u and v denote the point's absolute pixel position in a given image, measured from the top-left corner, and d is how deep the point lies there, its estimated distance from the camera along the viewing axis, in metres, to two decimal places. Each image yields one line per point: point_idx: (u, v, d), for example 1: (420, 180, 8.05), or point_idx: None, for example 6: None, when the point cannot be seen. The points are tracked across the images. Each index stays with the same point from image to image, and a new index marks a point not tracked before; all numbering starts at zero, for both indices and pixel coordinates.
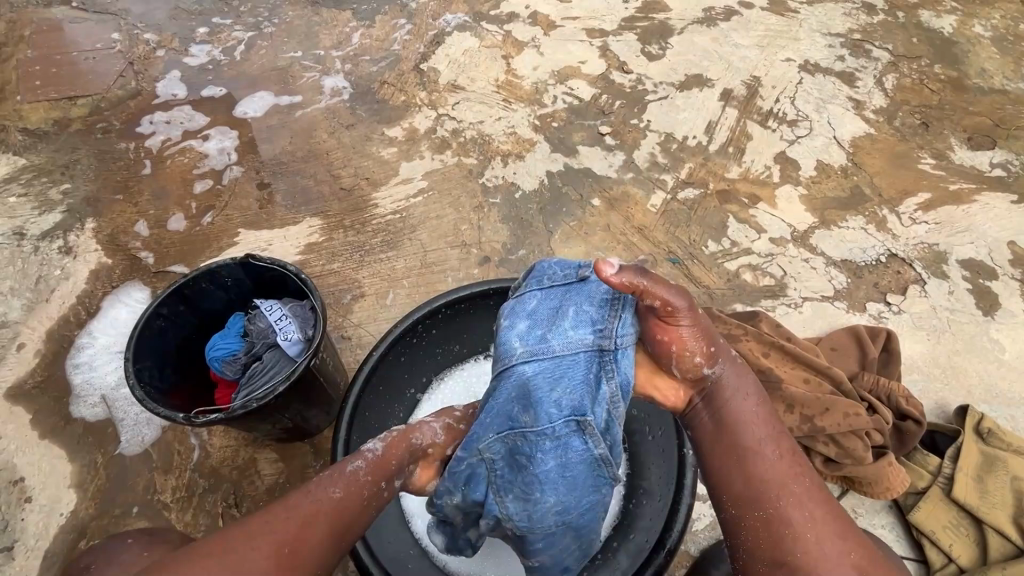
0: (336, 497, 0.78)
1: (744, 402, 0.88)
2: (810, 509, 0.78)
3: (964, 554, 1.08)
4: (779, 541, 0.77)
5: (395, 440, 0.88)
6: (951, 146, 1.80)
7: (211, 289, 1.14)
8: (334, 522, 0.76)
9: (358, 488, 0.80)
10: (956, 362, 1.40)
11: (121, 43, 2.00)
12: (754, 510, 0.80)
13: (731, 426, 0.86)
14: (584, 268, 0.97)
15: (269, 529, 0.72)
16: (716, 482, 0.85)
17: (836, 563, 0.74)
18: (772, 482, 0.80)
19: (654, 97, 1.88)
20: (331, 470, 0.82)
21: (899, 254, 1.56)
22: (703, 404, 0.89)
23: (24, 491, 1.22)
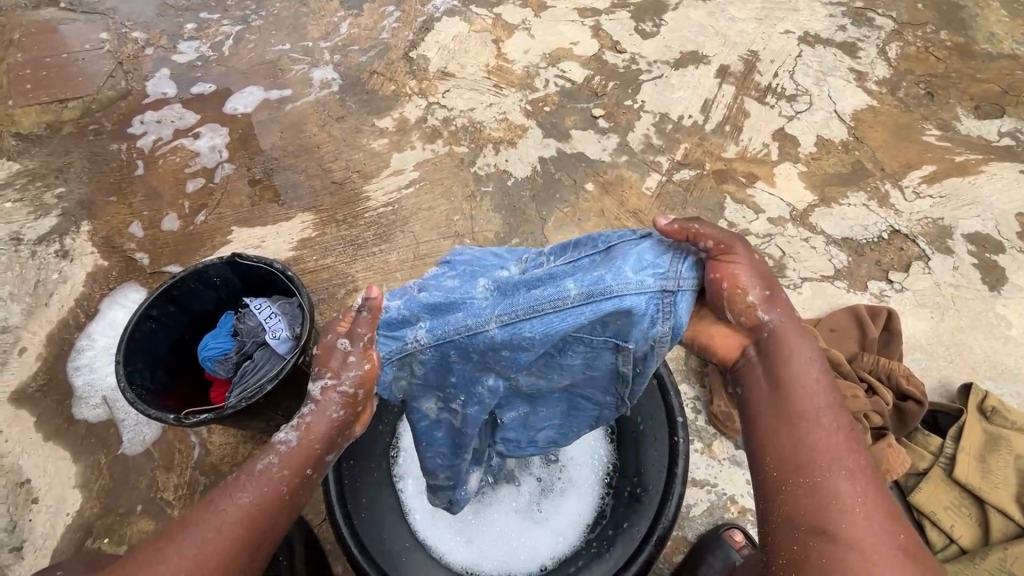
0: (244, 504, 0.71)
1: (805, 362, 0.74)
2: (861, 490, 0.67)
3: (965, 534, 1.07)
4: (823, 515, 0.66)
5: (311, 421, 0.77)
6: (957, 115, 1.74)
7: (200, 289, 1.15)
8: (250, 531, 0.70)
9: (274, 490, 0.73)
10: (961, 339, 1.37)
11: (110, 43, 1.99)
12: (800, 478, 0.68)
13: (785, 388, 0.73)
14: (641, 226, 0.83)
15: (181, 550, 0.66)
16: (753, 447, 0.73)
17: (884, 546, 0.63)
18: (823, 452, 0.69)
19: (648, 76, 1.83)
20: (237, 474, 0.73)
21: (903, 230, 1.52)
22: (758, 357, 0.76)
23: (31, 492, 1.24)
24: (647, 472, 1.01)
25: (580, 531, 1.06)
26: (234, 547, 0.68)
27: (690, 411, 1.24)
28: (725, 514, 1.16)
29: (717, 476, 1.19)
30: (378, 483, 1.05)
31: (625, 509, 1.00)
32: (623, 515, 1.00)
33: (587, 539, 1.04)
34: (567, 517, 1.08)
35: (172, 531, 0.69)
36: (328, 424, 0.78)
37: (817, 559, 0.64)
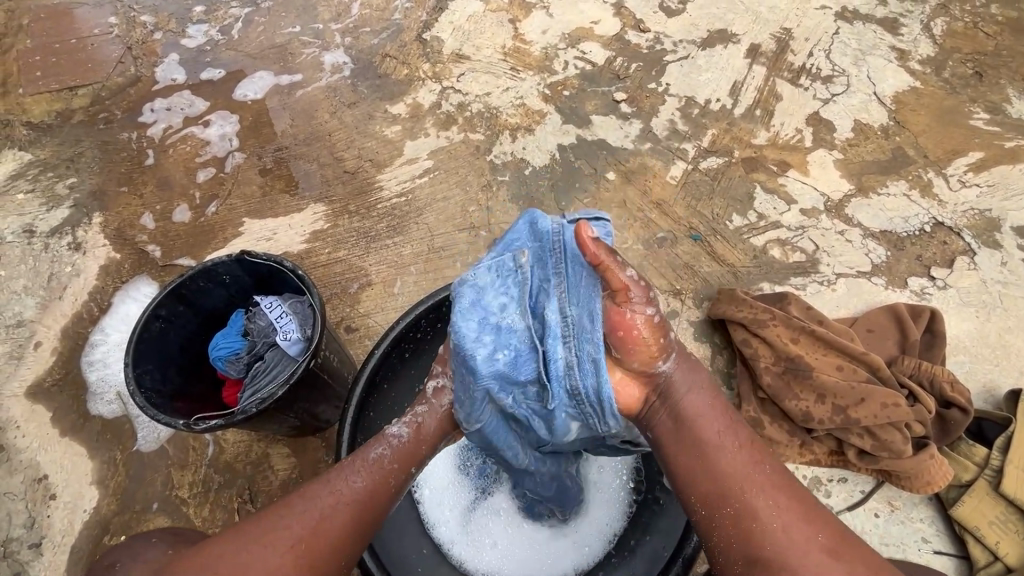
0: (358, 489, 0.72)
1: (698, 395, 0.72)
2: (731, 463, 0.68)
3: (1011, 552, 1.00)
4: (723, 492, 0.67)
5: (421, 417, 0.77)
6: (1008, 97, 1.62)
7: (211, 288, 1.12)
8: (360, 513, 0.71)
9: (381, 480, 0.73)
10: (1008, 342, 1.28)
11: (118, 27, 1.95)
12: (721, 507, 0.67)
13: (688, 423, 0.70)
14: (505, 355, 0.69)
15: (305, 510, 0.69)
16: (669, 470, 0.71)
17: (733, 481, 0.67)
18: (734, 474, 0.68)
19: (673, 57, 1.74)
20: (353, 455, 0.75)
21: (947, 223, 1.43)
22: (660, 402, 0.71)
23: (49, 488, 1.24)
24: (670, 481, 0.95)
25: (606, 542, 1.01)
26: (343, 525, 0.70)
27: None
28: None
29: None
30: None
31: (649, 521, 0.96)
32: (647, 527, 0.96)
33: (607, 551, 1.00)
34: (592, 525, 1.03)
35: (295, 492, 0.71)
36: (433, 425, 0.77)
37: (735, 546, 0.66)
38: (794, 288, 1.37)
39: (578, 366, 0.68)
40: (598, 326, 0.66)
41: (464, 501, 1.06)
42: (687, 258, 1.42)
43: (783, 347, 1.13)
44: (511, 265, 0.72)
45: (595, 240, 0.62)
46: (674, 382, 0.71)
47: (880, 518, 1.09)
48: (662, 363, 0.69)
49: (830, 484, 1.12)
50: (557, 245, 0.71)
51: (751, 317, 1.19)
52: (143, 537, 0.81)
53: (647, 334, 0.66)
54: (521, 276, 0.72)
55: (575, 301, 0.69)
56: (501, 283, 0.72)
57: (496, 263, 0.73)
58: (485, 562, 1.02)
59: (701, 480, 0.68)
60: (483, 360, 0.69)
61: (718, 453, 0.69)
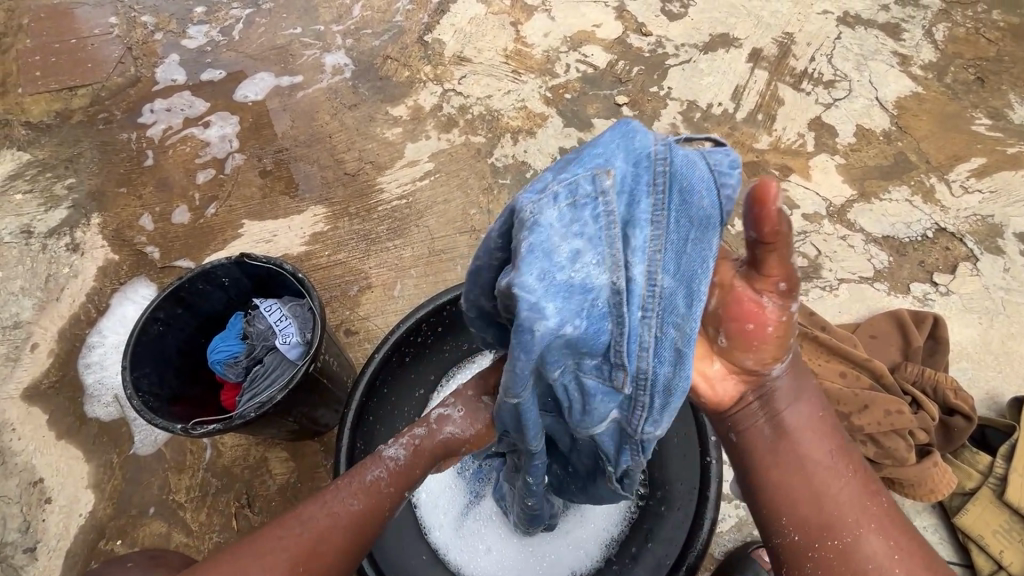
0: (355, 512, 0.70)
1: (804, 407, 0.65)
2: (841, 493, 0.62)
3: (1015, 561, 1.00)
4: (832, 523, 0.61)
5: (419, 442, 0.77)
6: (1010, 103, 1.62)
7: (210, 290, 1.12)
8: (356, 536, 0.70)
9: (378, 503, 0.72)
10: (1011, 348, 1.28)
11: (119, 27, 1.94)
12: (825, 539, 0.61)
13: (794, 439, 0.64)
14: (578, 324, 0.54)
15: (301, 533, 0.67)
16: (756, 478, 0.65)
17: (844, 513, 0.61)
18: (844, 505, 0.61)
19: (675, 61, 1.73)
20: (350, 476, 0.73)
21: (949, 229, 1.42)
22: (760, 406, 0.64)
23: (44, 492, 1.23)
24: (672, 487, 0.95)
25: (604, 548, 1.00)
26: (342, 545, 0.68)
27: None
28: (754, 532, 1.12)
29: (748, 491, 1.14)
30: None
31: (652, 528, 0.95)
32: (649, 535, 0.95)
33: (607, 557, 0.99)
34: (591, 531, 1.02)
35: (292, 514, 0.69)
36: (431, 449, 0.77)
37: None
38: (796, 293, 1.36)
39: (654, 346, 0.55)
40: (696, 306, 0.55)
41: (460, 504, 1.06)
42: None
43: None
44: (592, 193, 0.54)
45: (780, 212, 0.48)
46: (781, 390, 0.64)
47: None
48: (778, 367, 0.61)
49: None
50: (659, 177, 0.54)
51: None
52: (118, 562, 0.82)
53: (777, 332, 0.57)
54: (609, 214, 0.54)
55: (670, 268, 0.54)
56: (572, 219, 0.54)
57: (574, 188, 0.55)
58: (482, 567, 1.01)
59: (797, 501, 0.62)
60: (548, 329, 0.53)
61: (820, 473, 0.62)
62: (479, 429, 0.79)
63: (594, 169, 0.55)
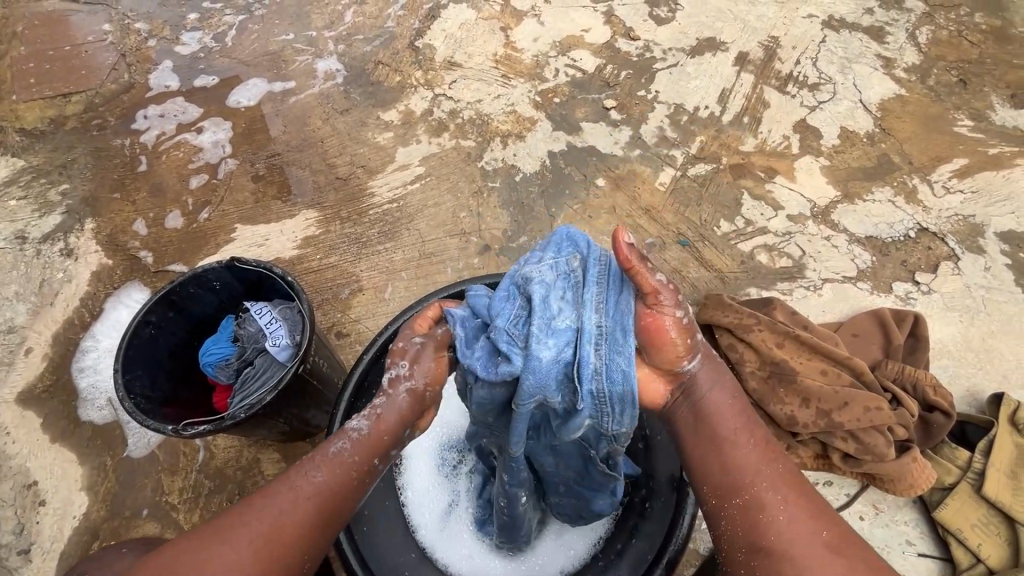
0: (320, 484, 0.69)
1: (729, 413, 0.72)
2: (775, 503, 0.65)
3: (993, 554, 1.02)
4: (758, 526, 0.64)
5: (380, 408, 0.75)
6: (991, 105, 1.65)
7: (201, 294, 1.13)
8: (323, 509, 0.69)
9: (345, 473, 0.71)
10: (991, 346, 1.30)
11: (113, 34, 1.96)
12: (753, 544, 0.64)
13: (722, 447, 0.69)
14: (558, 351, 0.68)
15: (266, 508, 0.66)
16: (689, 472, 0.72)
17: (781, 522, 0.63)
18: (772, 514, 0.64)
19: (663, 65, 1.76)
20: (313, 452, 0.72)
21: (931, 229, 1.45)
22: (682, 398, 0.72)
23: (38, 494, 1.24)
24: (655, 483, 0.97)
25: (590, 546, 1.02)
26: (312, 518, 0.68)
27: None
28: None
29: None
30: (382, 491, 1.02)
31: (637, 525, 0.96)
32: (633, 531, 0.96)
33: (594, 554, 1.00)
34: (577, 529, 1.03)
35: (258, 493, 0.69)
36: (396, 412, 0.75)
37: None
38: (781, 293, 1.38)
39: (606, 373, 0.67)
40: (632, 337, 0.67)
41: (446, 504, 1.08)
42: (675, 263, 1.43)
43: (767, 352, 1.14)
44: (564, 270, 0.72)
45: (629, 246, 0.64)
46: (697, 380, 0.72)
47: (865, 521, 1.11)
48: (689, 362, 0.71)
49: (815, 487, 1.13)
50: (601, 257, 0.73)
51: (737, 322, 1.19)
52: (113, 550, 0.84)
53: (674, 333, 0.68)
54: (576, 277, 0.72)
55: (611, 311, 0.68)
56: (552, 283, 0.71)
57: (554, 261, 0.72)
58: (469, 564, 1.03)
59: (721, 492, 0.67)
60: (552, 355, 0.67)
61: (742, 471, 0.67)
62: (431, 372, 0.77)
63: (567, 251, 0.74)
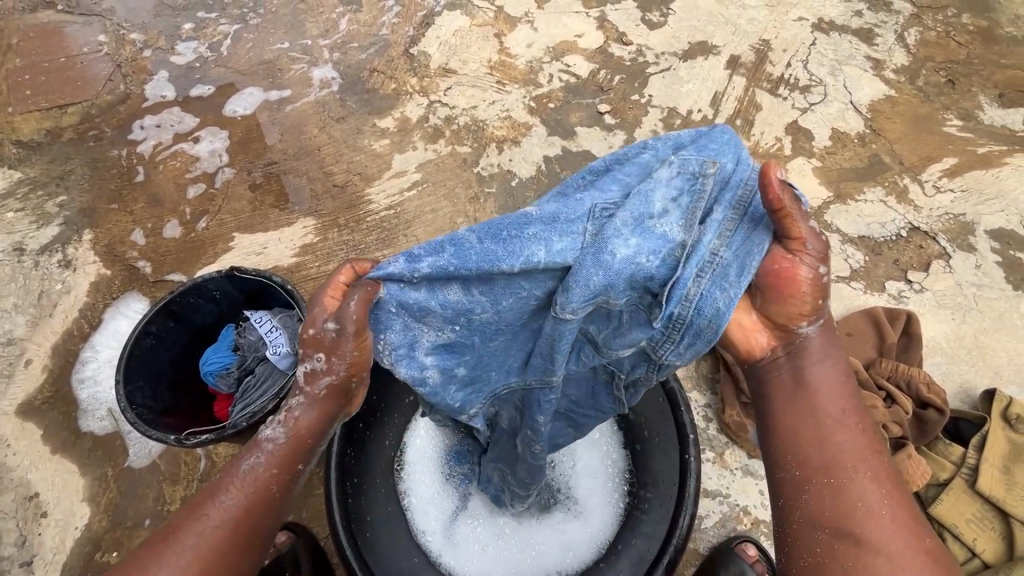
0: (234, 505, 0.66)
1: (833, 385, 0.70)
2: (869, 496, 0.65)
3: (988, 548, 1.03)
4: (845, 513, 0.64)
5: (293, 412, 0.71)
6: (979, 104, 1.67)
7: (201, 303, 1.14)
8: (242, 529, 0.66)
9: (262, 488, 0.68)
10: (983, 343, 1.32)
11: (108, 45, 1.97)
12: (837, 530, 0.64)
13: (820, 425, 0.68)
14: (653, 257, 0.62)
15: (179, 546, 0.63)
16: (772, 443, 0.71)
17: (868, 516, 0.64)
18: (863, 506, 0.64)
19: (655, 69, 1.78)
20: (222, 474, 0.68)
21: (923, 228, 1.47)
22: (788, 359, 0.70)
23: (40, 506, 1.25)
24: (656, 484, 0.98)
25: (594, 549, 1.02)
26: (230, 542, 0.65)
27: (701, 419, 1.21)
28: (738, 526, 1.12)
29: (730, 485, 1.15)
30: (383, 497, 1.03)
31: (637, 525, 0.98)
32: (634, 531, 0.98)
33: (596, 555, 1.01)
34: (578, 531, 1.05)
35: (167, 532, 0.65)
36: (314, 413, 0.71)
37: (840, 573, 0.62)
38: None
39: (699, 298, 0.64)
40: (745, 278, 0.65)
41: (451, 509, 1.08)
42: None
43: None
44: (695, 172, 0.65)
45: (781, 182, 0.62)
46: (809, 347, 0.70)
47: None
48: (807, 325, 0.69)
49: None
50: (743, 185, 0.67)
51: None
52: None
53: (803, 287, 0.66)
54: (702, 184, 0.65)
55: (732, 246, 0.65)
56: (680, 190, 0.65)
57: (684, 161, 0.65)
58: (472, 567, 1.04)
59: (809, 470, 0.67)
60: (626, 254, 0.62)
61: (834, 455, 0.67)
62: (351, 365, 0.70)
63: (708, 154, 0.67)
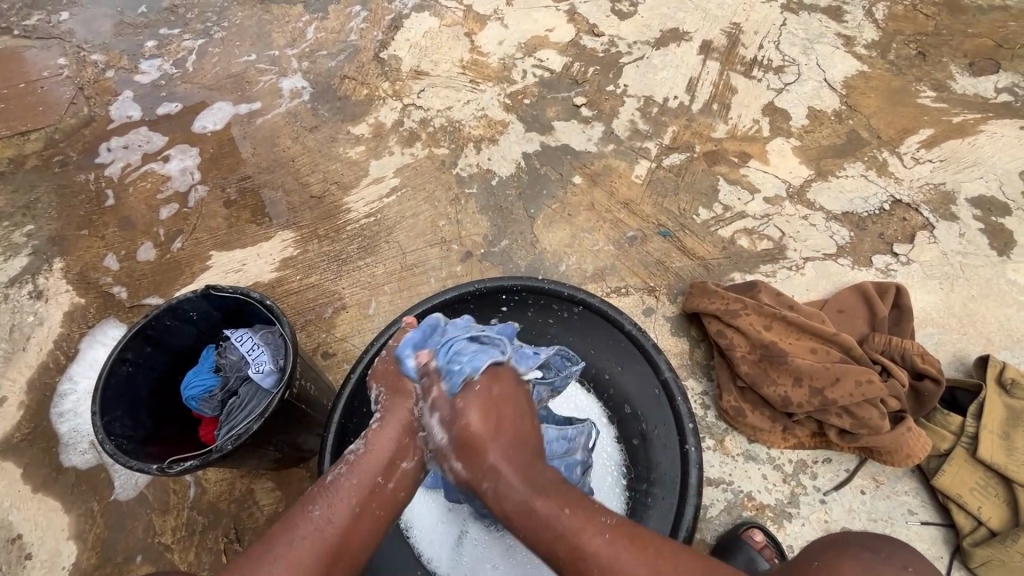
0: (321, 513, 0.72)
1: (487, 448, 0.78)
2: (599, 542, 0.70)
3: (994, 516, 1.03)
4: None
5: (377, 428, 0.79)
6: (951, 74, 1.68)
7: (178, 325, 1.10)
8: (336, 539, 0.71)
9: (358, 487, 0.75)
10: (972, 310, 1.32)
11: (68, 68, 1.91)
12: None
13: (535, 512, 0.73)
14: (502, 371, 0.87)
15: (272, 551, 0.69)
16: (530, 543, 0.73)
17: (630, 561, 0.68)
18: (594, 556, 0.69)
19: (629, 58, 1.77)
20: (311, 488, 0.75)
21: (904, 200, 1.47)
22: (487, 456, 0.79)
23: (24, 547, 1.20)
24: (658, 477, 0.97)
25: None
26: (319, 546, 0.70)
27: (698, 407, 1.19)
28: (744, 512, 1.10)
29: (733, 472, 1.13)
30: None
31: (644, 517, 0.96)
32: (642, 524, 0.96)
33: None
34: None
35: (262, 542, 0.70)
36: (393, 431, 0.79)
37: None
38: (764, 276, 1.39)
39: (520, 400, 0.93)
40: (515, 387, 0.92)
41: (456, 531, 1.02)
42: (658, 254, 1.43)
43: (756, 335, 1.15)
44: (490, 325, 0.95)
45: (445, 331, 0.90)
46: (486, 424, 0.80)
47: (866, 495, 1.11)
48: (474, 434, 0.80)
49: (815, 466, 1.13)
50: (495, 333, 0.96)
51: (723, 307, 1.20)
52: None
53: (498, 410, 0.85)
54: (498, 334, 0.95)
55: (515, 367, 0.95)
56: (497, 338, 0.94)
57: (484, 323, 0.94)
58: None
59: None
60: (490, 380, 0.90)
61: (593, 559, 0.68)
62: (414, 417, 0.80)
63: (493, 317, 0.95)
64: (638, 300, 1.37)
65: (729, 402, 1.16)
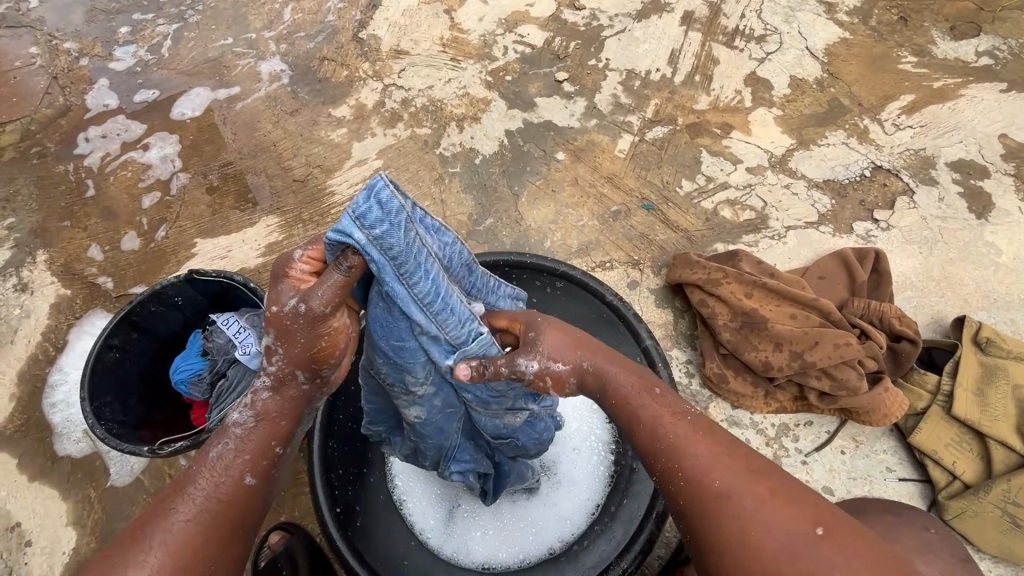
0: (204, 499, 0.69)
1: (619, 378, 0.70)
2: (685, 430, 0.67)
3: (968, 470, 1.06)
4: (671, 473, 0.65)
5: (266, 401, 0.73)
6: (932, 39, 1.68)
7: (164, 311, 1.11)
8: (211, 523, 0.68)
9: (238, 476, 0.71)
10: (950, 273, 1.34)
11: (41, 57, 1.88)
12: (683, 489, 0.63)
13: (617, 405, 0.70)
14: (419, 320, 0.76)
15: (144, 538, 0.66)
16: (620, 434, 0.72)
17: (706, 449, 0.65)
18: (670, 442, 0.66)
19: (610, 32, 1.75)
20: (196, 464, 0.72)
21: (885, 165, 1.48)
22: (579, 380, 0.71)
23: (24, 535, 1.22)
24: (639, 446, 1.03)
25: (590, 513, 1.02)
26: (204, 530, 0.68)
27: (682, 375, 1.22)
28: None
29: None
30: (372, 489, 1.04)
31: (627, 486, 1.01)
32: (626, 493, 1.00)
33: (592, 520, 1.01)
34: (574, 500, 1.04)
35: (138, 522, 0.69)
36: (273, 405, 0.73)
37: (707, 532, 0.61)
38: (747, 246, 1.40)
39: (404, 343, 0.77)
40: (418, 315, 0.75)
41: (447, 506, 1.04)
42: (642, 228, 1.44)
43: (737, 302, 1.18)
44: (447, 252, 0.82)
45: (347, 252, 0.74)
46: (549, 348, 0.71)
47: (846, 455, 1.14)
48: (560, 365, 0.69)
49: (797, 429, 1.16)
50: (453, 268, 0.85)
51: (706, 276, 1.22)
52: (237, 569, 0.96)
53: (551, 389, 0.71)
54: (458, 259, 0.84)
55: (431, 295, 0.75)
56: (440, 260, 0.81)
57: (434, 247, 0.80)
58: (474, 545, 1.01)
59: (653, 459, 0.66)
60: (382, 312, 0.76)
61: (674, 440, 0.66)
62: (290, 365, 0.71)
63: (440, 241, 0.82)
64: (622, 274, 1.38)
65: (712, 368, 1.18)
